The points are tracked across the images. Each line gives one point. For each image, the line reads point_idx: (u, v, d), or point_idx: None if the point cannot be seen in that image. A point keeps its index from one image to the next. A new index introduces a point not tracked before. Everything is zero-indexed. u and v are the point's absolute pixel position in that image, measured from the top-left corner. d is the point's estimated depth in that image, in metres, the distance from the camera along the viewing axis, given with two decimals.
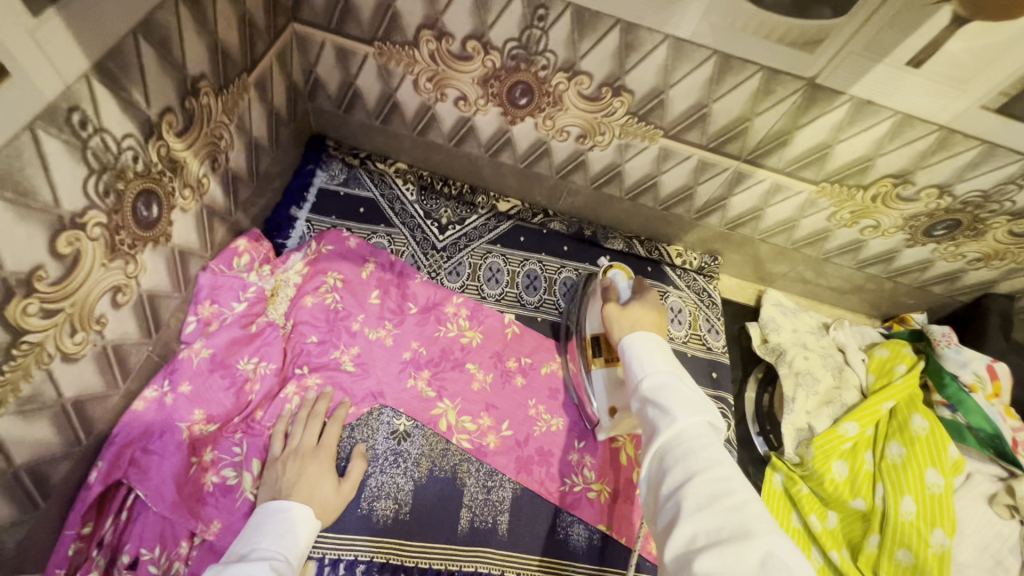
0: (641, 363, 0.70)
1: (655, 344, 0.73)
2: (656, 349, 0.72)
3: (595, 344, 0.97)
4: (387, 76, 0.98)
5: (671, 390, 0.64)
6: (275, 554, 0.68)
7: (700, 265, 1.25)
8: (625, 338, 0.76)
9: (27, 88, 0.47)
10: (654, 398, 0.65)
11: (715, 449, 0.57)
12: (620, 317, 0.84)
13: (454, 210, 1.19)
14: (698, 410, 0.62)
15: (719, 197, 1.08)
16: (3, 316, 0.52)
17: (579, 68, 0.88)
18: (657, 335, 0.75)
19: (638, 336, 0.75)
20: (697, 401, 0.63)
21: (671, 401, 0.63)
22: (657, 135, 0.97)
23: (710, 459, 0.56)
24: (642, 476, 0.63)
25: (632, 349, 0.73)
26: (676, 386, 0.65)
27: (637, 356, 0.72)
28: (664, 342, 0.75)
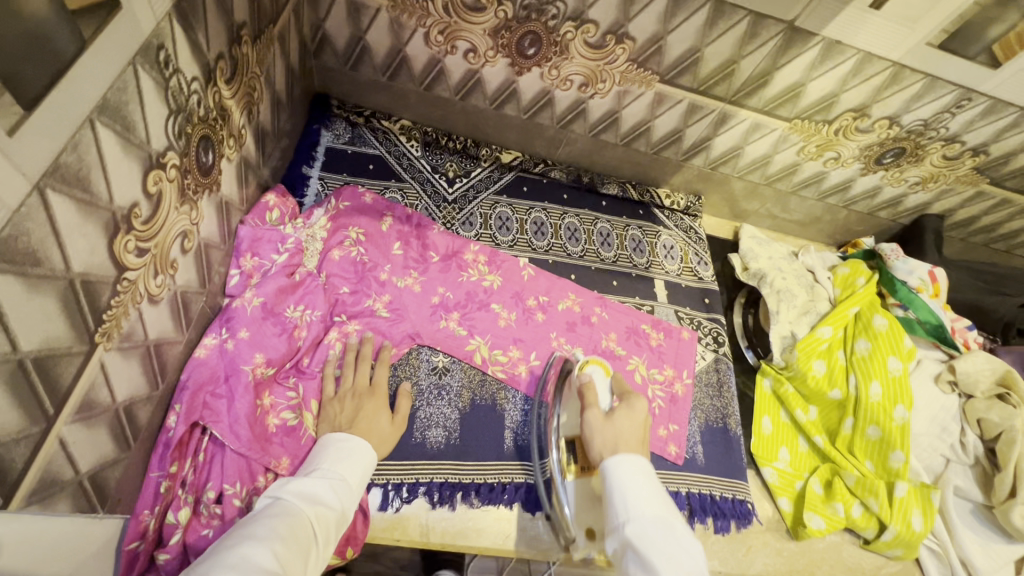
0: (625, 502, 0.69)
1: (641, 473, 0.73)
2: (641, 481, 0.71)
3: (571, 449, 0.92)
4: (398, 30, 1.01)
5: (657, 547, 0.63)
6: (334, 475, 0.74)
7: (687, 205, 1.37)
8: (608, 461, 0.75)
9: (133, 21, 0.49)
10: (637, 550, 0.64)
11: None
12: (604, 429, 0.81)
13: (460, 164, 1.24)
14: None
15: (705, 138, 1.20)
16: (113, 250, 0.54)
17: (587, 17, 0.95)
18: (640, 459, 0.74)
19: (623, 460, 0.74)
20: (683, 564, 0.62)
21: (656, 558, 0.62)
22: (654, 80, 1.06)
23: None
24: None
25: (614, 478, 0.72)
26: (661, 541, 0.64)
27: (620, 489, 0.71)
28: (650, 469, 0.74)
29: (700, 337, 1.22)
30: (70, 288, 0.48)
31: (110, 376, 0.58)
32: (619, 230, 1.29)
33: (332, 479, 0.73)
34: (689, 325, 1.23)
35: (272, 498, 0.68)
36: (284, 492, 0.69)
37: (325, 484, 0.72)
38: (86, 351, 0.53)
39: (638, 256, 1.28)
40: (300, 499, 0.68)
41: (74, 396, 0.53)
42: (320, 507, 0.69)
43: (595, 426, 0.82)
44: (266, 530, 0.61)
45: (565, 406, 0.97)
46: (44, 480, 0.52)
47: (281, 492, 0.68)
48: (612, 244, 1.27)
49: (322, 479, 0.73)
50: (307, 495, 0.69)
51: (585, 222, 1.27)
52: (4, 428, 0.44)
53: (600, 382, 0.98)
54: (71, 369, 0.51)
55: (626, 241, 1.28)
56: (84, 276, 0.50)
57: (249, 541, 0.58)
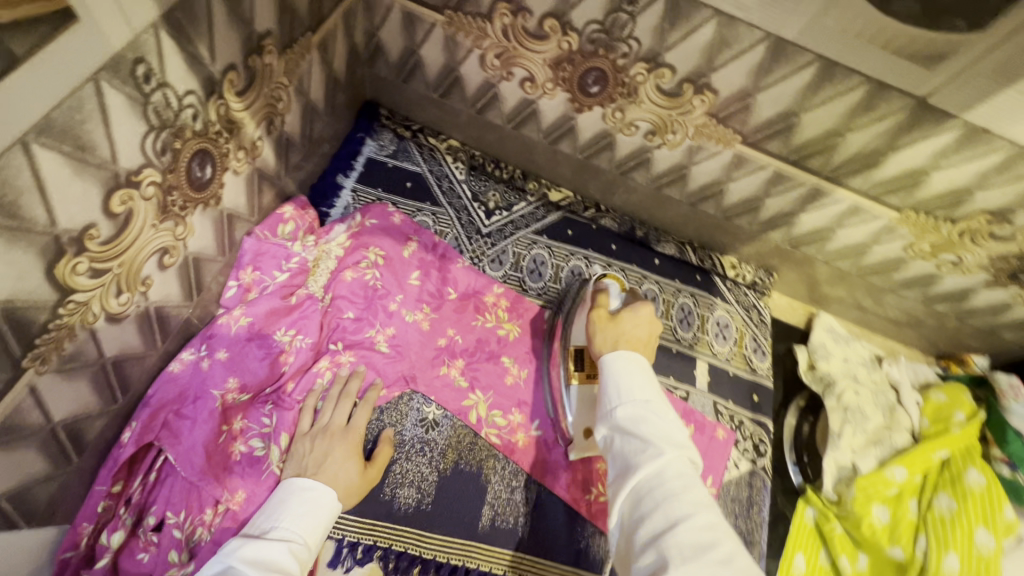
0: (619, 385, 0.64)
1: (638, 362, 0.67)
2: (637, 370, 0.66)
3: (578, 357, 0.90)
4: (453, 48, 0.92)
5: (648, 420, 0.60)
6: (294, 536, 0.67)
7: (753, 280, 1.18)
8: (606, 355, 0.69)
9: (95, 36, 0.43)
10: (631, 426, 0.60)
11: (695, 492, 0.52)
12: (608, 328, 0.76)
13: (503, 195, 1.14)
14: (680, 446, 0.57)
15: (789, 212, 1.01)
16: (51, 275, 0.49)
17: (662, 60, 0.81)
18: (639, 353, 0.69)
19: (623, 354, 0.68)
20: (679, 434, 0.59)
21: (651, 434, 0.58)
22: (735, 140, 0.90)
23: (693, 503, 0.51)
24: (613, 520, 0.57)
25: (610, 367, 0.67)
26: (655, 417, 0.60)
27: (616, 377, 0.66)
28: (647, 363, 0.68)
29: (738, 440, 1.04)
30: None
31: (45, 398, 0.55)
32: (667, 295, 1.13)
33: (292, 542, 0.66)
34: (727, 422, 1.05)
35: (224, 564, 0.61)
36: (237, 561, 0.61)
37: (283, 547, 0.65)
38: (6, 377, 0.49)
39: (684, 328, 1.12)
40: (253, 568, 0.60)
41: None
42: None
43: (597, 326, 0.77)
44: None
45: (578, 311, 0.94)
46: None
47: (234, 558, 0.61)
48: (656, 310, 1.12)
49: (280, 541, 0.66)
50: (264, 563, 0.62)
51: (630, 280, 1.13)
52: None
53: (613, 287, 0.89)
54: None
55: (673, 310, 1.12)
56: (7, 304, 0.46)
57: None
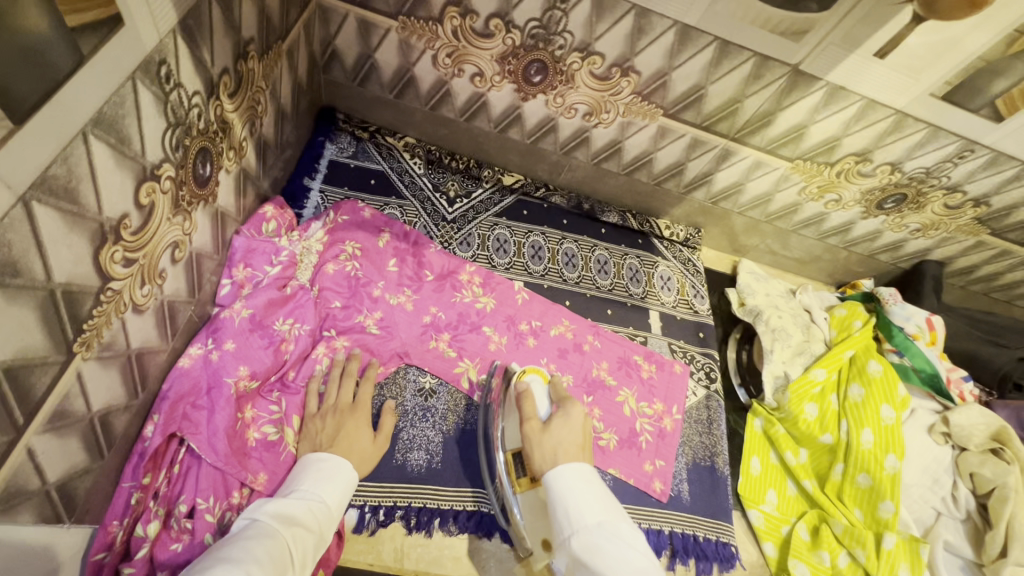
0: (569, 514, 0.70)
1: (582, 480, 0.73)
2: (583, 490, 0.71)
3: (517, 464, 0.87)
4: (407, 51, 1.02)
5: (602, 552, 0.65)
6: (314, 496, 0.74)
7: (686, 236, 1.36)
8: (550, 473, 0.75)
9: (134, 38, 0.49)
10: (586, 560, 0.65)
11: None
12: (543, 442, 0.79)
13: (461, 184, 1.24)
14: (636, 572, 0.63)
15: (708, 172, 1.20)
16: (98, 261, 0.53)
17: (593, 49, 0.96)
18: (579, 467, 0.74)
19: (567, 472, 0.73)
20: (633, 558, 0.64)
21: (606, 567, 0.63)
22: (658, 114, 1.06)
23: None
24: None
25: (558, 495, 0.72)
26: (606, 547, 0.66)
27: (564, 500, 0.71)
28: (591, 474, 0.74)
29: (692, 371, 1.21)
30: (49, 298, 0.48)
31: (87, 385, 0.58)
32: (616, 259, 1.29)
33: (310, 500, 0.73)
34: (682, 358, 1.22)
35: (250, 518, 0.68)
36: (261, 515, 0.67)
37: (303, 505, 0.71)
38: (61, 361, 0.52)
39: (634, 284, 1.28)
40: (277, 521, 0.67)
41: (45, 406, 0.52)
42: (298, 529, 0.68)
43: (533, 439, 0.80)
44: (242, 554, 0.61)
45: (506, 415, 0.93)
46: (9, 490, 0.51)
47: (259, 512, 0.68)
48: (608, 272, 1.27)
49: (301, 500, 0.72)
50: (286, 517, 0.68)
51: (583, 248, 1.27)
52: None
53: (539, 391, 0.92)
54: (45, 378, 0.51)
55: (623, 270, 1.28)
56: (67, 286, 0.50)
57: (227, 565, 0.58)
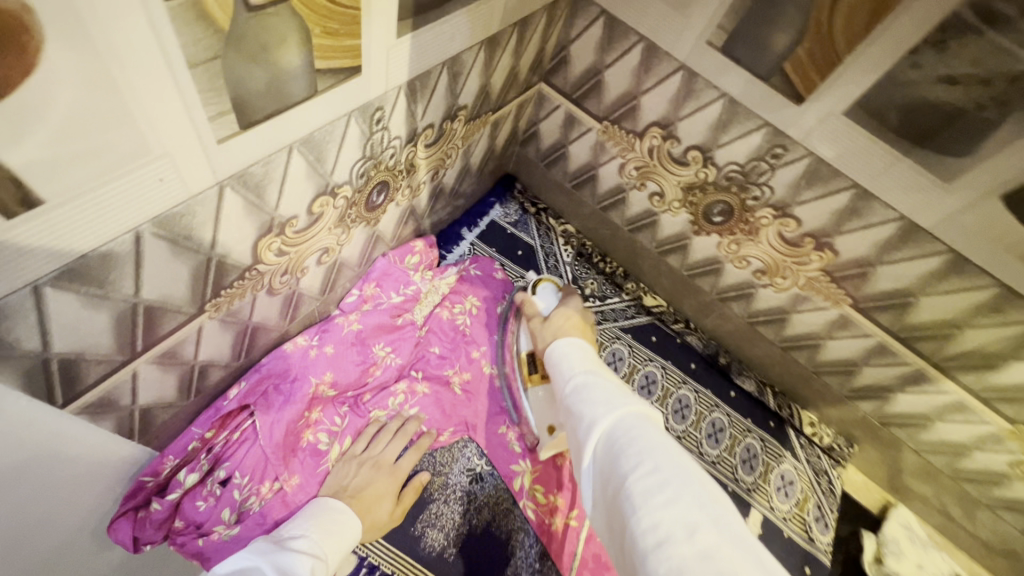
0: (562, 372, 0.68)
1: (577, 348, 0.72)
2: (576, 353, 0.70)
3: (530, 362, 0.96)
4: (600, 151, 1.05)
5: (590, 388, 0.61)
6: (316, 551, 0.66)
7: (831, 444, 1.13)
8: (548, 349, 0.75)
9: (366, 84, 0.57)
10: (574, 400, 0.61)
11: (647, 434, 0.52)
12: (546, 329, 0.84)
13: (600, 285, 1.21)
14: (625, 400, 0.58)
15: (886, 387, 0.99)
16: (258, 244, 0.61)
17: (791, 212, 0.87)
18: (575, 338, 0.74)
19: (566, 341, 0.73)
20: (621, 392, 0.60)
21: (593, 399, 0.59)
22: (844, 301, 0.92)
23: (645, 443, 0.51)
24: (587, 490, 0.55)
25: (555, 359, 0.71)
26: (595, 384, 0.62)
27: (559, 365, 0.70)
28: (587, 345, 0.74)
29: None
30: (205, 262, 0.55)
31: (202, 338, 0.65)
32: (734, 430, 1.12)
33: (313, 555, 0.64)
34: None
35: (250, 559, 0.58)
36: (263, 562, 0.58)
37: (310, 561, 0.63)
38: (191, 313, 0.59)
39: (746, 470, 1.08)
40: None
41: (163, 343, 0.59)
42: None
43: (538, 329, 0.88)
44: None
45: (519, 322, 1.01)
46: (103, 399, 0.58)
47: (261, 558, 0.59)
48: (719, 442, 1.10)
49: (302, 553, 0.63)
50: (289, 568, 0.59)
51: (700, 402, 1.13)
52: (94, 346, 0.51)
53: (547, 293, 0.97)
54: (172, 323, 0.58)
55: (737, 448, 1.10)
56: (223, 258, 0.57)
57: None
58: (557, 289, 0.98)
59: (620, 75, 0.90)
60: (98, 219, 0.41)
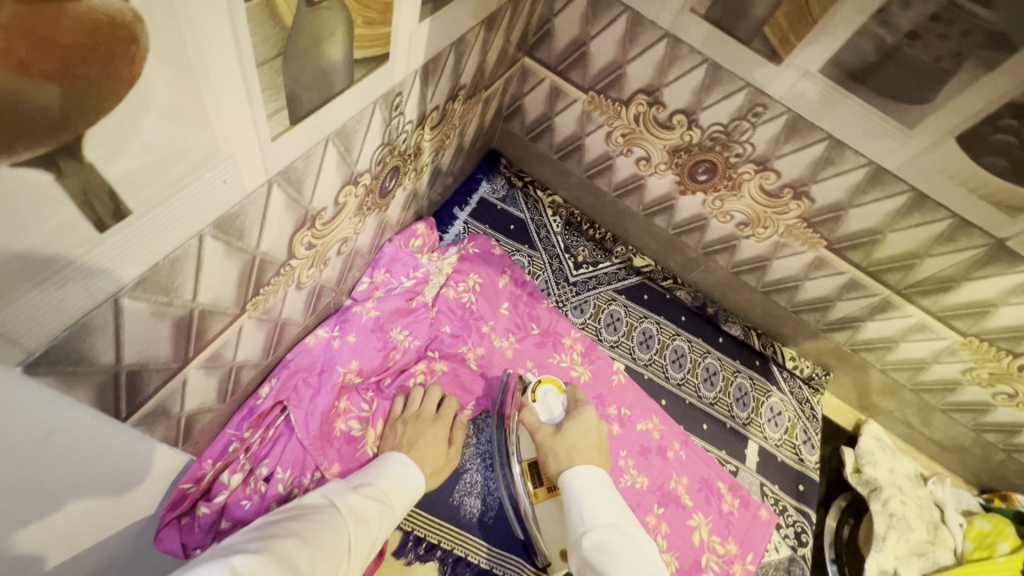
0: (583, 512, 0.72)
1: (597, 484, 0.76)
2: (595, 493, 0.74)
3: (533, 473, 0.91)
4: (586, 122, 1.08)
5: (610, 551, 0.66)
6: (382, 497, 0.74)
7: (811, 374, 1.25)
8: (565, 473, 0.78)
9: (391, 71, 0.58)
10: (596, 561, 0.66)
11: None
12: (557, 447, 0.83)
13: (591, 252, 1.26)
14: (643, 575, 0.63)
15: (856, 318, 1.10)
16: (293, 239, 0.61)
17: (771, 165, 0.94)
18: (594, 467, 0.78)
19: (581, 471, 0.77)
20: (640, 562, 0.65)
21: (614, 565, 0.64)
22: (819, 244, 1.01)
23: None
24: None
25: (575, 490, 0.75)
26: (616, 548, 0.67)
27: (581, 499, 0.74)
28: (603, 480, 0.77)
29: (780, 524, 1.08)
30: (250, 261, 0.55)
31: (241, 338, 0.65)
32: (726, 373, 1.21)
33: (378, 503, 0.73)
34: (771, 504, 1.10)
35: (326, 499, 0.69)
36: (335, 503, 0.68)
37: (374, 507, 0.71)
38: (234, 313, 0.59)
39: (740, 407, 1.18)
40: (346, 514, 0.67)
41: (209, 347, 0.59)
42: (361, 523, 0.68)
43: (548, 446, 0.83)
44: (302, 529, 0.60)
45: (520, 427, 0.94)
46: (156, 408, 0.57)
47: (336, 499, 0.69)
48: (715, 385, 1.19)
49: (370, 498, 0.72)
50: (354, 511, 0.69)
51: (694, 351, 1.22)
52: (155, 356, 0.50)
53: (554, 401, 0.93)
54: (218, 325, 0.58)
55: (730, 388, 1.20)
56: (264, 255, 0.57)
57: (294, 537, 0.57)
58: (561, 395, 0.94)
59: (605, 46, 0.93)
60: (172, 224, 0.41)
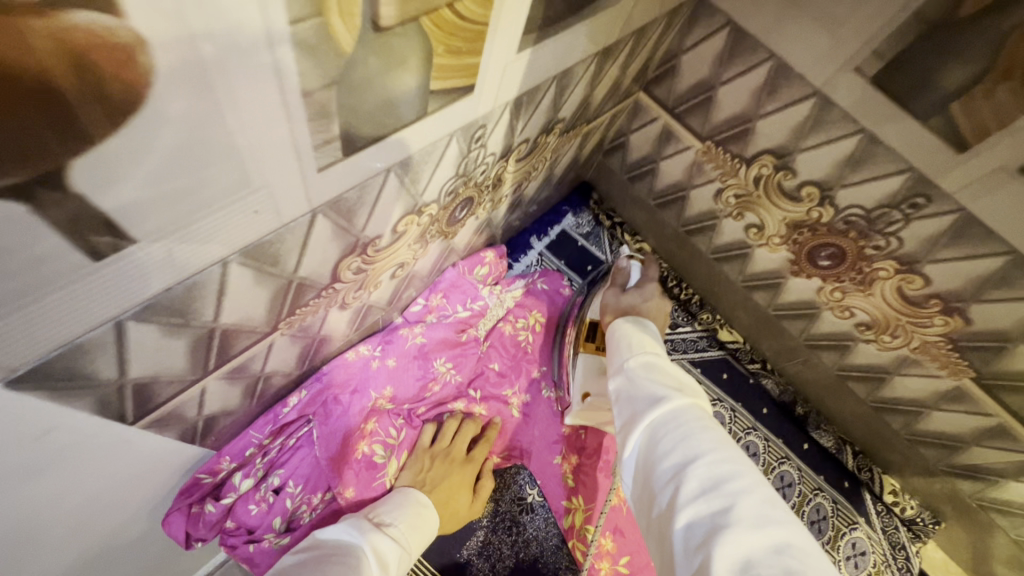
0: (629, 341, 0.62)
1: (645, 328, 0.65)
2: (644, 334, 0.64)
3: (590, 327, 0.86)
4: (695, 172, 0.95)
5: (654, 368, 0.57)
6: (402, 540, 0.69)
7: (914, 518, 1.03)
8: (613, 323, 0.67)
9: (474, 105, 0.51)
10: (637, 373, 0.57)
11: (715, 433, 0.49)
12: (622, 301, 0.77)
13: (672, 312, 1.13)
14: (689, 393, 0.54)
15: (996, 472, 0.87)
16: (339, 265, 0.57)
17: (919, 269, 0.76)
18: (648, 321, 0.69)
19: (625, 322, 0.67)
20: (687, 383, 0.55)
21: (658, 381, 0.55)
22: (964, 373, 0.80)
23: (715, 443, 0.48)
24: (625, 462, 0.53)
25: (619, 332, 0.64)
26: (662, 365, 0.57)
27: (623, 332, 0.64)
28: (650, 325, 0.68)
29: None
30: (286, 284, 0.51)
31: (272, 351, 0.62)
32: (804, 487, 1.02)
33: (400, 545, 0.68)
34: None
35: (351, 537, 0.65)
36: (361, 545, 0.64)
37: (396, 552, 0.67)
38: (264, 332, 0.56)
39: (813, 533, 0.99)
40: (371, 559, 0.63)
41: (233, 361, 0.56)
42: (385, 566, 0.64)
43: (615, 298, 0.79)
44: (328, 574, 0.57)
45: (592, 294, 0.92)
46: (171, 412, 0.55)
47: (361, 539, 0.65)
48: (787, 499, 1.01)
49: (391, 541, 0.68)
50: (378, 555, 0.65)
51: (770, 451, 1.05)
52: (168, 370, 0.47)
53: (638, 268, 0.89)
54: (245, 341, 0.54)
55: (806, 507, 1.01)
56: (303, 280, 0.53)
57: None
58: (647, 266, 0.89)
59: (736, 95, 0.80)
60: (202, 246, 0.37)
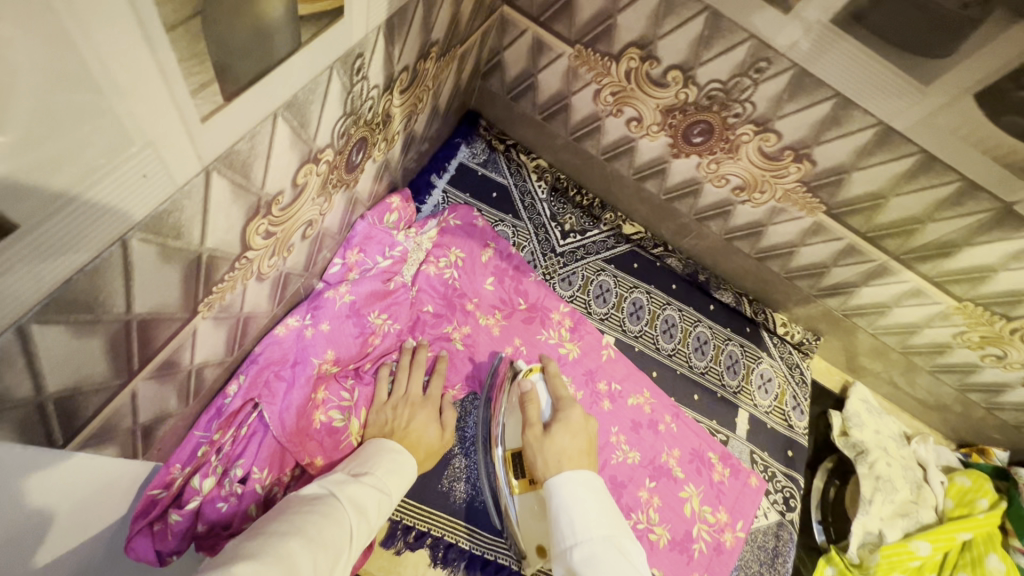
0: (573, 524, 0.68)
1: (587, 490, 0.71)
2: (588, 499, 0.70)
3: (516, 463, 0.84)
4: (572, 79, 0.99)
5: (599, 565, 0.62)
6: (380, 485, 0.70)
7: (800, 339, 1.24)
8: (554, 478, 0.73)
9: (347, 30, 0.49)
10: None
11: None
12: (543, 449, 0.78)
13: (579, 219, 1.19)
14: None
15: (851, 283, 1.07)
16: (246, 231, 0.54)
17: (772, 126, 0.87)
18: (586, 473, 0.73)
19: (569, 477, 0.72)
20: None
21: None
22: (818, 209, 0.96)
23: None
24: None
25: (563, 496, 0.71)
26: (608, 562, 0.63)
27: (569, 507, 0.69)
28: (593, 479, 0.73)
29: (768, 490, 1.09)
30: (196, 260, 0.48)
31: (197, 340, 0.58)
32: (717, 340, 1.18)
33: (378, 491, 0.68)
34: (760, 471, 1.10)
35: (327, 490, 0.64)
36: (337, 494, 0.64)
37: (374, 497, 0.67)
38: (185, 317, 0.52)
39: (730, 375, 1.17)
40: (348, 505, 0.63)
41: (158, 356, 0.52)
42: (362, 511, 0.64)
43: (536, 446, 0.79)
44: (306, 525, 0.56)
45: (509, 413, 0.89)
46: (105, 426, 0.51)
47: (337, 489, 0.64)
48: (706, 353, 1.17)
49: (368, 487, 0.67)
50: (356, 502, 0.64)
51: (685, 320, 1.18)
52: (91, 376, 0.44)
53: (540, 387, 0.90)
54: (166, 332, 0.51)
55: (722, 356, 1.17)
56: (213, 252, 0.50)
57: (294, 537, 0.53)
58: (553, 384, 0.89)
59: None
60: (98, 217, 0.35)
